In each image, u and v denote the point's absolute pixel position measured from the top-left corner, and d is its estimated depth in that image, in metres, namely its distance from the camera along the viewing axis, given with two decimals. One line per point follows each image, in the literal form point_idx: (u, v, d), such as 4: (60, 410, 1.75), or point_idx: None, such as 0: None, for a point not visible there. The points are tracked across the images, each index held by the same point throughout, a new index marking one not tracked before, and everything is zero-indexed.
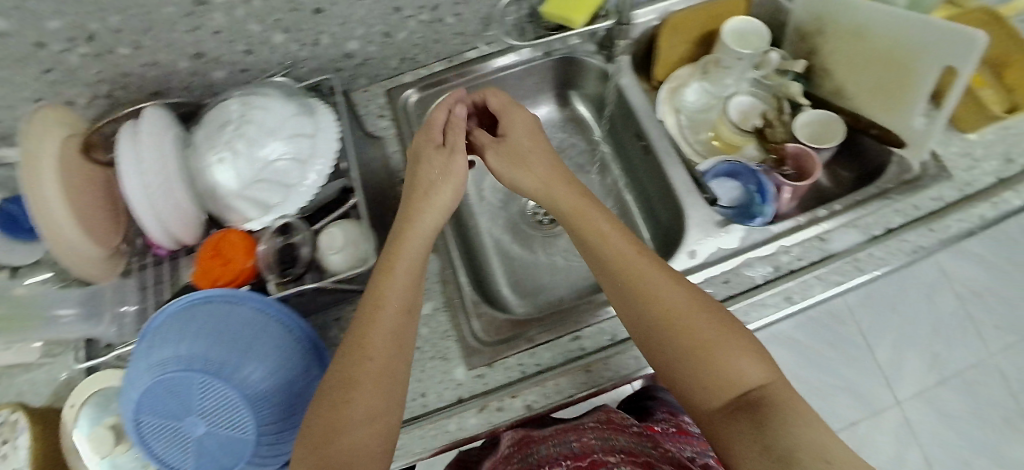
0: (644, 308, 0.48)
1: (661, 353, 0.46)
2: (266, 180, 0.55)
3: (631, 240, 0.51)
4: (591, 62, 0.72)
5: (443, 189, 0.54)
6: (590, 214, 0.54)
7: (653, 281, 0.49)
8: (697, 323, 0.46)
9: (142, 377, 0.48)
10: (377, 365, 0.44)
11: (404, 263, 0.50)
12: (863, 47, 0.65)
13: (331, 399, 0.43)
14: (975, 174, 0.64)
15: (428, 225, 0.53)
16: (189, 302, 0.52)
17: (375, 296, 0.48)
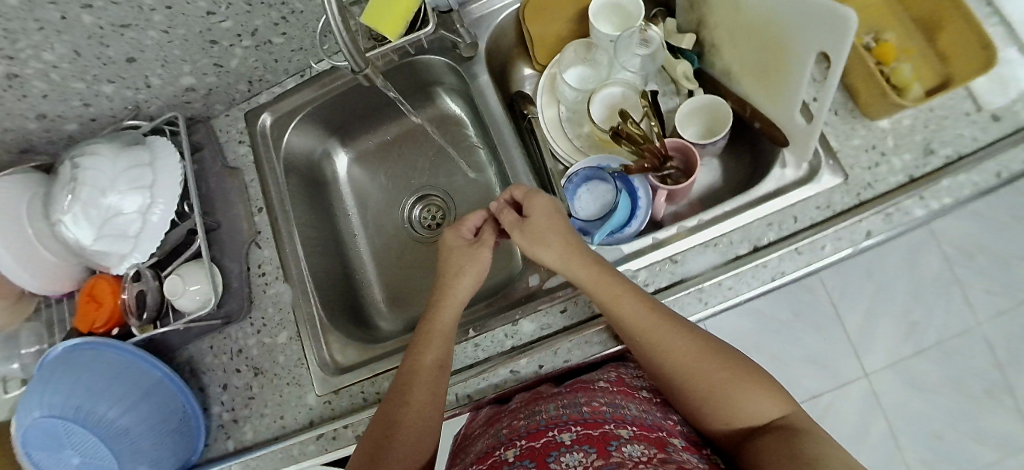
0: (666, 361, 0.45)
1: (694, 393, 0.44)
2: (114, 233, 0.59)
3: (616, 290, 0.48)
4: (446, 61, 0.66)
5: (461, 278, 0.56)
6: (611, 277, 0.50)
7: (659, 336, 0.46)
8: (706, 367, 0.44)
9: (22, 421, 0.56)
10: (426, 417, 0.48)
11: (432, 341, 0.51)
12: (741, 23, 0.55)
13: (376, 438, 0.47)
14: (881, 174, 0.54)
15: (455, 303, 0.55)
16: (59, 352, 0.59)
17: (410, 364, 0.50)
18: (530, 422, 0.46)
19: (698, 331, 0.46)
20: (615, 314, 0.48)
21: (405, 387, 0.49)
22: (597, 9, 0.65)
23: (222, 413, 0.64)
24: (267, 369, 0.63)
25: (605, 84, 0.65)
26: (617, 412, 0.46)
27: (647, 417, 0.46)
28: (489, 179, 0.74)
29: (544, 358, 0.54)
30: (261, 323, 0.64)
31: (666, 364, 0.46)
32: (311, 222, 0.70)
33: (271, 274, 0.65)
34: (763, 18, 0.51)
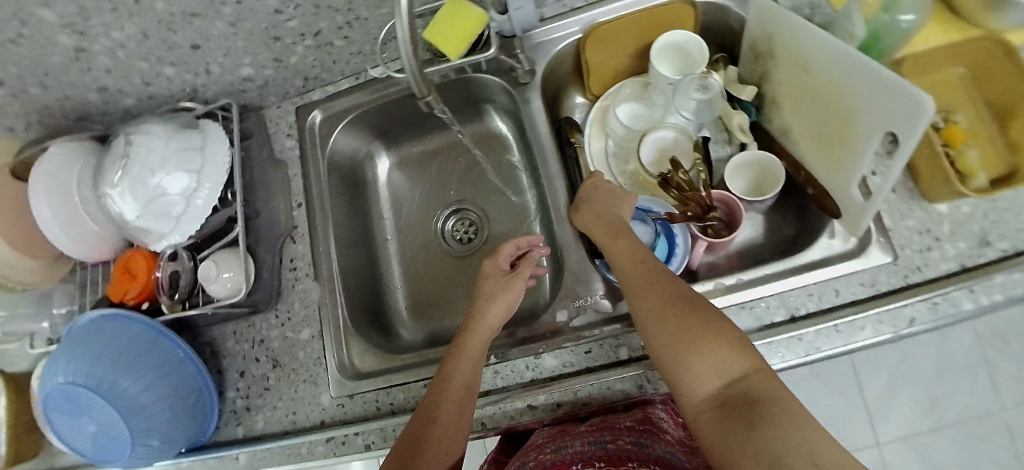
0: (638, 302, 0.47)
1: (655, 335, 0.44)
2: (158, 211, 0.60)
3: (624, 245, 0.53)
4: (502, 82, 0.66)
5: (490, 308, 0.56)
6: (617, 245, 0.53)
7: (644, 278, 0.48)
8: (677, 312, 0.44)
9: (47, 382, 0.57)
10: (454, 438, 0.48)
11: (460, 366, 0.51)
12: (807, 84, 0.54)
13: (405, 447, 0.47)
14: (932, 260, 0.52)
15: (485, 332, 0.55)
16: (94, 319, 0.59)
17: (439, 383, 0.50)
18: (554, 456, 0.46)
19: (686, 288, 0.47)
20: (615, 257, 0.53)
21: (433, 402, 0.49)
22: (659, 48, 0.64)
23: (236, 399, 0.65)
24: (286, 364, 0.64)
25: (657, 126, 0.64)
26: (641, 451, 0.45)
27: (671, 458, 0.45)
28: (526, 202, 0.73)
29: (563, 396, 0.54)
30: (286, 317, 0.65)
31: (639, 307, 0.47)
32: (347, 223, 0.71)
33: (302, 270, 0.66)
34: (832, 86, 0.51)
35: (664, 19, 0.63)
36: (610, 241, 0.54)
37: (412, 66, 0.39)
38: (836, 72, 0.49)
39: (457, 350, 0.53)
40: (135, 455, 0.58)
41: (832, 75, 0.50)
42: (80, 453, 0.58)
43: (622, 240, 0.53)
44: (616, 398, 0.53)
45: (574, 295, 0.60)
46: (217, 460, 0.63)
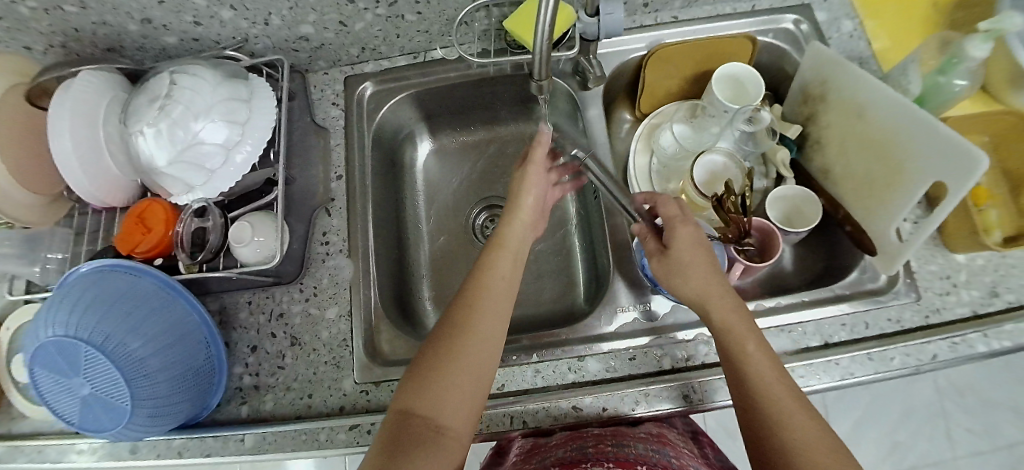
0: (754, 386, 0.44)
1: (770, 424, 0.42)
2: (188, 161, 0.54)
3: (731, 312, 0.48)
4: (564, 85, 0.67)
5: (523, 200, 0.56)
6: (709, 273, 0.50)
7: (761, 362, 0.45)
8: (797, 414, 0.42)
9: (39, 335, 0.49)
10: (495, 338, 0.46)
11: (502, 260, 0.51)
12: (858, 130, 0.59)
13: (430, 371, 0.44)
14: (950, 303, 0.57)
15: (522, 225, 0.55)
16: (90, 271, 0.53)
17: (477, 279, 0.49)
18: (617, 450, 0.45)
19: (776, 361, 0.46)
20: (718, 319, 0.48)
21: (470, 310, 0.47)
22: (718, 74, 0.65)
23: (243, 376, 0.60)
24: (306, 342, 0.60)
25: (709, 150, 0.67)
26: None
27: None
28: (565, 208, 0.74)
29: (608, 401, 0.54)
30: (312, 292, 0.61)
31: (752, 389, 0.44)
32: (383, 203, 0.68)
33: (335, 246, 0.63)
34: (887, 134, 0.55)
35: (727, 50, 0.66)
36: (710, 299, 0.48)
37: (542, 34, 0.40)
38: (892, 121, 0.54)
39: (497, 244, 0.52)
40: (130, 428, 0.50)
41: (888, 125, 0.55)
42: (66, 419, 0.50)
43: (731, 305, 0.48)
44: (662, 408, 0.53)
45: (617, 302, 0.60)
46: (215, 441, 0.57)
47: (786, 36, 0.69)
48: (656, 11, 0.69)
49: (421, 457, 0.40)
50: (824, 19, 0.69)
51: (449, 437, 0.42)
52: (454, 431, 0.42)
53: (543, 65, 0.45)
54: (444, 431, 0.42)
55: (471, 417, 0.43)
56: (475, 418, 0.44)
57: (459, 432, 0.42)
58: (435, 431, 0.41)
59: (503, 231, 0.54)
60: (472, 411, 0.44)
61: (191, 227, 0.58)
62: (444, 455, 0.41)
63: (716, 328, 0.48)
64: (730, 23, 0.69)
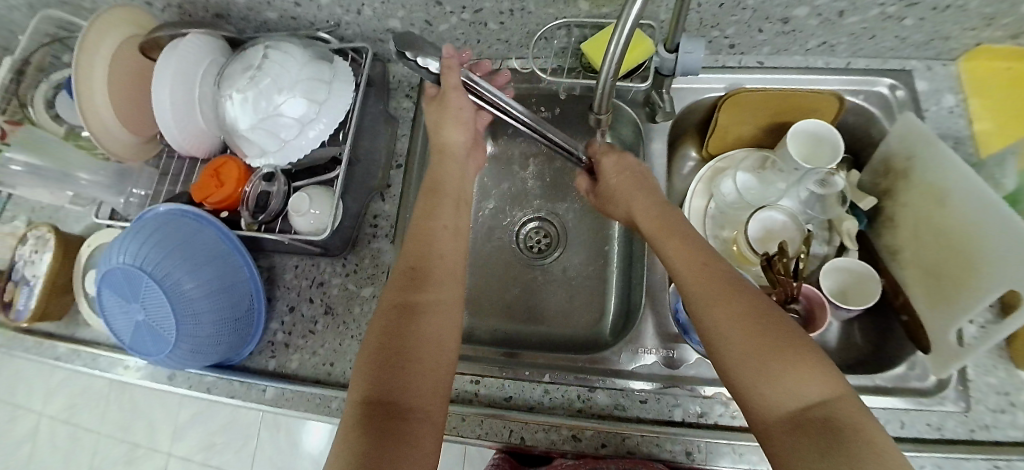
0: (704, 310, 0.43)
1: (722, 349, 0.41)
2: (265, 128, 0.58)
3: (675, 229, 0.50)
4: (632, 114, 0.66)
5: (450, 132, 0.59)
6: (672, 228, 0.50)
7: (709, 279, 0.44)
8: (746, 323, 0.41)
9: (111, 259, 0.55)
10: (445, 298, 0.48)
11: (443, 207, 0.55)
12: (940, 218, 0.54)
13: (387, 342, 0.44)
14: (1003, 422, 0.52)
15: (458, 169, 0.60)
16: (164, 213, 0.59)
17: (421, 239, 0.52)
18: None
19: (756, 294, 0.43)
20: (670, 252, 0.48)
21: (422, 277, 0.49)
22: (794, 130, 0.63)
23: (278, 332, 0.64)
24: (338, 314, 0.63)
25: (770, 206, 0.65)
26: None
27: None
28: (608, 234, 0.74)
29: (609, 438, 0.54)
30: (353, 269, 0.65)
31: (704, 316, 0.43)
32: (435, 197, 0.71)
33: (382, 230, 0.66)
34: (972, 228, 0.51)
35: (810, 107, 0.63)
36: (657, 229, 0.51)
37: (610, 66, 0.41)
38: (980, 218, 0.50)
39: (434, 189, 0.57)
40: (173, 358, 0.56)
41: (974, 219, 0.50)
42: (120, 339, 0.56)
43: (678, 233, 0.49)
44: (659, 456, 0.53)
45: (640, 342, 0.59)
46: (241, 386, 0.62)
47: (879, 101, 0.65)
48: (742, 53, 0.67)
49: (398, 446, 0.38)
50: (924, 90, 0.65)
51: (417, 417, 0.40)
52: (421, 410, 0.41)
53: (607, 95, 0.45)
54: (410, 411, 0.40)
55: (438, 393, 0.43)
56: (443, 395, 0.43)
57: (429, 409, 0.41)
58: (404, 415, 0.40)
59: (438, 176, 0.58)
60: (437, 384, 0.43)
61: (259, 189, 0.63)
62: (418, 435, 0.39)
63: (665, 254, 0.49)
64: (820, 77, 0.66)
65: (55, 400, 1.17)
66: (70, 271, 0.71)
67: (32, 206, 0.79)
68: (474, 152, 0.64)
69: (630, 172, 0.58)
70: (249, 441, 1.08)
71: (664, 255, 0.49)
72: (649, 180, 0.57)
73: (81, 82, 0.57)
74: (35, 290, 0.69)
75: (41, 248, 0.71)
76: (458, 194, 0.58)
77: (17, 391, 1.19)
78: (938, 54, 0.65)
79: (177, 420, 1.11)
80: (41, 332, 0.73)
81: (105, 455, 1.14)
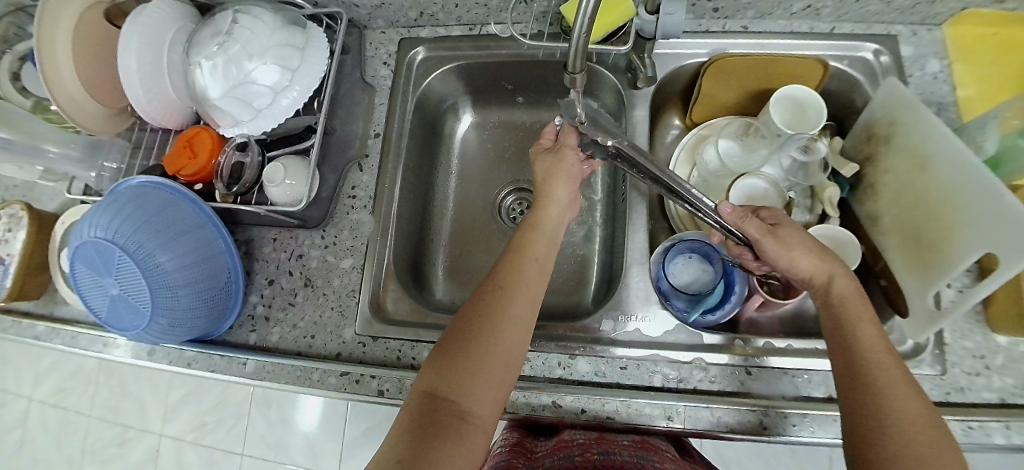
0: (872, 400, 0.41)
1: (881, 446, 0.39)
2: (238, 96, 0.57)
3: (858, 310, 0.46)
4: (615, 80, 0.65)
5: (557, 186, 0.58)
6: (864, 315, 0.46)
7: (892, 378, 0.42)
8: (917, 434, 0.39)
9: (82, 233, 0.54)
10: (524, 318, 0.48)
11: (537, 245, 0.53)
12: (918, 185, 0.54)
13: (457, 346, 0.45)
14: (977, 385, 0.53)
15: (555, 206, 0.58)
16: (137, 185, 0.58)
17: (511, 264, 0.51)
18: (563, 461, 0.48)
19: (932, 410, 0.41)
20: (850, 328, 0.45)
21: (500, 289, 0.49)
22: (777, 94, 0.62)
23: (257, 305, 0.64)
24: (318, 286, 0.63)
25: (751, 173, 0.63)
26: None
27: None
28: (594, 205, 0.73)
29: (589, 404, 0.54)
30: (332, 241, 0.64)
31: (873, 408, 0.41)
32: (416, 167, 0.70)
33: (360, 201, 0.65)
34: (948, 194, 0.51)
35: (793, 72, 0.62)
36: (845, 304, 0.47)
37: (583, 22, 0.39)
38: (957, 181, 0.50)
39: (531, 226, 0.55)
40: (149, 332, 0.55)
41: (952, 186, 0.51)
42: (91, 308, 0.55)
43: (864, 318, 0.46)
44: (643, 423, 0.53)
45: (622, 309, 0.59)
46: (221, 359, 0.62)
47: (862, 66, 0.64)
48: (727, 18, 0.66)
49: (446, 442, 0.40)
50: (908, 55, 0.64)
51: (472, 421, 0.42)
52: (477, 415, 0.43)
53: (581, 56, 0.44)
54: (467, 415, 0.43)
55: (495, 402, 0.44)
56: (498, 404, 0.45)
57: (482, 417, 0.43)
58: (460, 417, 0.42)
59: (539, 213, 0.57)
60: (495, 392, 0.44)
61: (233, 160, 0.62)
62: (467, 441, 0.41)
63: (844, 328, 0.45)
64: (803, 41, 0.65)
65: (43, 384, 1.17)
66: (45, 250, 0.70)
67: (4, 184, 0.77)
68: (574, 204, 0.60)
69: (798, 231, 0.50)
70: (239, 420, 1.08)
71: (838, 331, 0.46)
72: (826, 249, 0.49)
73: (44, 50, 0.55)
74: (10, 267, 0.68)
75: (12, 226, 0.69)
76: (552, 235, 0.56)
77: (6, 376, 1.19)
78: (924, 18, 0.64)
79: (166, 400, 1.11)
80: (17, 311, 0.72)
81: (97, 437, 1.14)
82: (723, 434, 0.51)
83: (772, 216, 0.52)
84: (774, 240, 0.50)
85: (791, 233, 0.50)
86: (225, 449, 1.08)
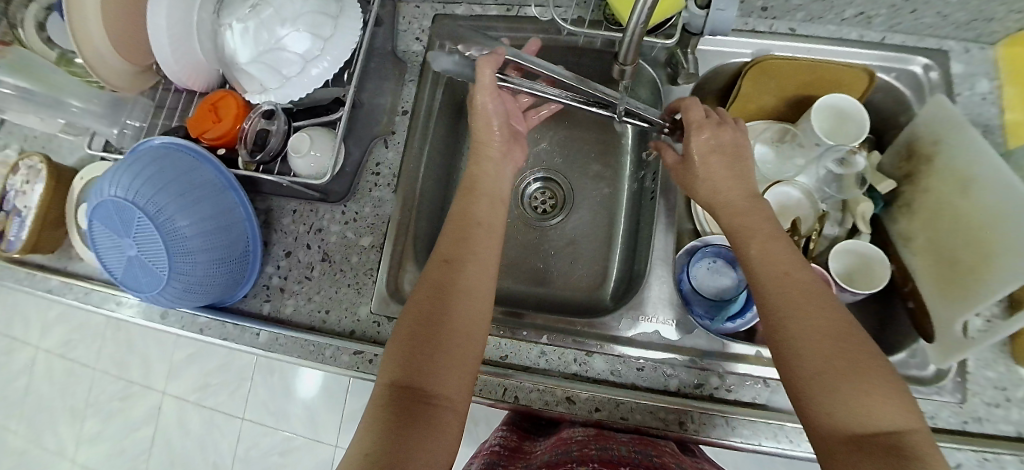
0: (784, 325, 0.42)
1: (800, 363, 0.40)
2: (269, 62, 0.56)
3: (760, 230, 0.47)
4: (651, 73, 0.63)
5: (488, 143, 0.57)
6: (759, 230, 0.47)
7: (795, 293, 0.43)
8: (827, 346, 0.39)
9: (102, 191, 0.53)
10: (480, 289, 0.48)
11: (479, 208, 0.53)
12: (957, 209, 0.53)
13: (418, 329, 0.45)
14: (996, 416, 0.52)
15: (493, 164, 0.57)
16: (154, 147, 0.56)
17: (458, 233, 0.51)
18: (561, 456, 0.48)
19: (837, 313, 0.41)
20: (753, 257, 0.46)
21: (451, 265, 0.48)
22: (821, 101, 0.60)
23: (273, 276, 0.63)
24: (336, 261, 0.62)
25: (786, 181, 0.64)
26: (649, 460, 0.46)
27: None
28: (617, 200, 0.72)
29: (602, 402, 0.54)
30: (352, 218, 0.63)
31: (784, 331, 0.42)
32: (440, 148, 0.68)
33: (384, 178, 0.64)
34: (989, 222, 0.50)
35: (842, 80, 0.60)
36: (749, 221, 0.48)
37: (639, 16, 0.40)
38: (1000, 212, 0.49)
39: (469, 188, 0.55)
40: (163, 295, 0.55)
41: (996, 215, 0.49)
42: (110, 270, 0.55)
43: (769, 237, 0.47)
44: (652, 426, 0.53)
45: (641, 309, 0.58)
46: (234, 328, 0.62)
47: (909, 80, 0.62)
48: (775, 18, 0.63)
49: (422, 430, 0.40)
50: (959, 72, 0.62)
51: (443, 404, 0.42)
52: (446, 397, 0.42)
53: (633, 46, 0.45)
54: (439, 398, 0.42)
55: (463, 381, 0.44)
56: (468, 383, 0.44)
57: (455, 398, 0.43)
58: (432, 397, 0.42)
59: (496, 183, 0.56)
60: (464, 371, 0.44)
61: (257, 127, 0.60)
62: (442, 425, 0.41)
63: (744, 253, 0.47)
64: (852, 47, 0.62)
65: (51, 334, 1.18)
66: (62, 204, 0.69)
67: (24, 134, 0.76)
68: (513, 150, 0.59)
69: (736, 161, 0.51)
70: (242, 385, 1.09)
71: (747, 255, 0.47)
72: (746, 174, 0.51)
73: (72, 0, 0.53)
74: (27, 220, 0.67)
75: (31, 178, 0.68)
76: (495, 193, 0.56)
77: (15, 324, 1.20)
78: (978, 36, 0.61)
79: (172, 359, 1.12)
80: (31, 264, 0.72)
81: (100, 391, 1.15)
82: (733, 443, 0.51)
83: (698, 126, 0.52)
84: (721, 160, 0.51)
85: (711, 164, 0.51)
86: (226, 412, 1.09)
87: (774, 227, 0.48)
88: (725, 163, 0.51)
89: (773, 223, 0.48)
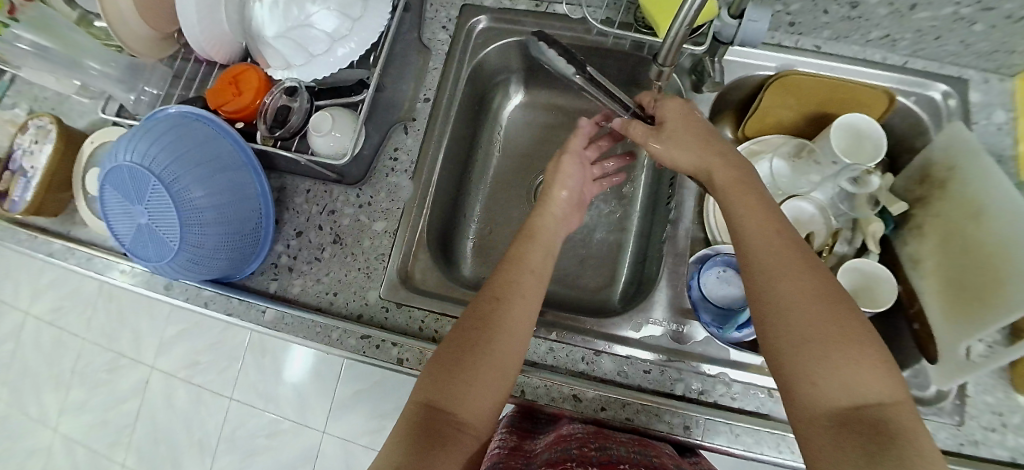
0: (771, 287, 0.42)
1: (784, 333, 0.40)
2: (297, 38, 0.56)
3: (748, 200, 0.47)
4: (676, 81, 0.65)
5: (555, 196, 0.58)
6: (749, 200, 0.47)
7: (783, 261, 0.42)
8: (813, 314, 0.39)
9: (117, 157, 0.52)
10: (522, 329, 0.46)
11: (534, 253, 0.52)
12: (967, 235, 0.54)
13: (456, 357, 0.44)
14: (992, 440, 0.53)
15: (552, 219, 0.56)
16: (172, 114, 0.56)
17: (508, 273, 0.50)
18: (560, 453, 0.47)
19: (825, 280, 0.41)
20: (744, 224, 0.46)
21: (496, 300, 0.47)
22: (842, 119, 0.60)
23: (282, 255, 0.63)
24: (347, 244, 0.62)
25: (799, 196, 0.65)
26: (648, 460, 0.46)
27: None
28: (631, 204, 0.72)
29: (608, 402, 0.54)
30: (366, 202, 0.63)
31: (770, 297, 0.41)
32: (459, 138, 0.68)
33: (400, 165, 0.64)
34: (999, 249, 0.51)
35: (863, 101, 0.61)
36: (732, 195, 0.48)
37: (686, 14, 0.40)
38: (1014, 240, 0.49)
39: (529, 237, 0.53)
40: (171, 267, 0.54)
41: (1007, 242, 0.50)
42: (118, 238, 0.54)
43: (754, 203, 0.47)
44: (655, 427, 0.53)
45: (650, 313, 0.58)
46: (239, 304, 0.61)
47: (928, 106, 0.63)
48: (800, 34, 0.64)
49: (445, 450, 0.39)
50: (976, 102, 0.63)
51: (468, 432, 0.41)
52: (471, 423, 0.42)
53: (672, 46, 0.45)
54: (461, 424, 0.41)
55: (490, 411, 0.43)
56: (494, 411, 0.44)
57: (480, 426, 0.42)
58: (459, 425, 0.41)
59: (535, 223, 0.55)
60: (492, 397, 0.43)
61: (279, 103, 0.59)
62: (464, 446, 0.41)
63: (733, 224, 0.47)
64: (874, 69, 0.63)
65: (40, 300, 1.16)
66: (70, 167, 0.68)
67: (35, 94, 0.75)
68: (575, 214, 0.59)
69: (705, 130, 0.54)
70: (233, 365, 1.07)
71: (734, 225, 0.47)
72: (714, 136, 0.53)
73: None
74: (32, 181, 0.66)
75: (40, 138, 0.67)
76: (551, 246, 0.54)
77: (6, 288, 1.18)
78: (998, 67, 0.62)
79: (164, 334, 1.10)
80: (33, 226, 0.71)
81: (87, 361, 1.13)
82: (735, 451, 0.51)
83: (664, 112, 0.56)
84: (688, 125, 0.54)
85: (683, 131, 0.54)
86: (216, 391, 1.08)
87: (758, 193, 0.48)
88: (696, 135, 0.53)
89: (761, 190, 0.48)
